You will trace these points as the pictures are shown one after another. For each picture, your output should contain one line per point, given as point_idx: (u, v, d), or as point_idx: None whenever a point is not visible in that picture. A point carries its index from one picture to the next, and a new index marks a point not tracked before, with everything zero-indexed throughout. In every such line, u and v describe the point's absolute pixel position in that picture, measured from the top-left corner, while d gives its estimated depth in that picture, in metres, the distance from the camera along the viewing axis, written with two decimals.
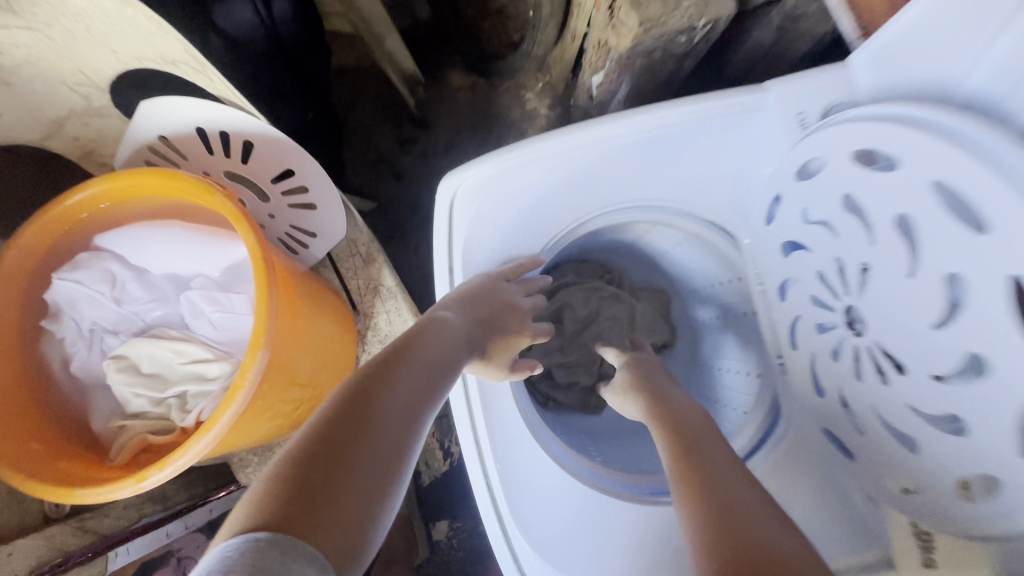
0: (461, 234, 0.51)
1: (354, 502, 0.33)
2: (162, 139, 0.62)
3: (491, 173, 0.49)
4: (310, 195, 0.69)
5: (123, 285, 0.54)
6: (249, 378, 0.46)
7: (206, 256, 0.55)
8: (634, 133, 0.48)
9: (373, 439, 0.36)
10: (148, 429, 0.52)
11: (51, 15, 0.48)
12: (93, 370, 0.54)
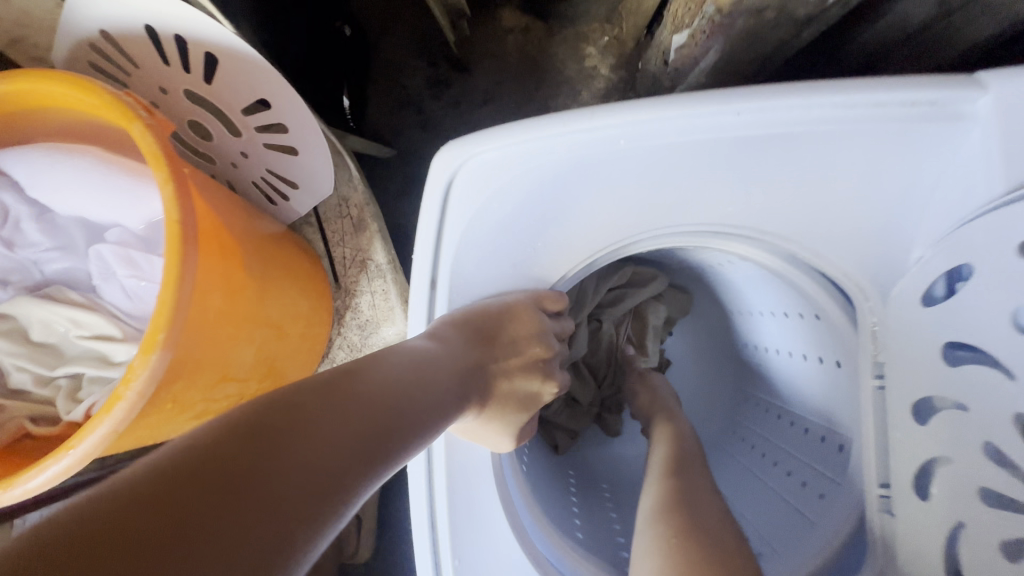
0: (450, 233, 0.34)
1: None
2: (106, 36, 0.48)
3: (506, 156, 0.32)
4: (291, 136, 0.54)
5: (16, 225, 0.41)
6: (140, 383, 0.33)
7: (127, 205, 0.42)
8: (735, 130, 0.30)
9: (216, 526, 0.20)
10: (25, 416, 0.40)
11: None
12: None
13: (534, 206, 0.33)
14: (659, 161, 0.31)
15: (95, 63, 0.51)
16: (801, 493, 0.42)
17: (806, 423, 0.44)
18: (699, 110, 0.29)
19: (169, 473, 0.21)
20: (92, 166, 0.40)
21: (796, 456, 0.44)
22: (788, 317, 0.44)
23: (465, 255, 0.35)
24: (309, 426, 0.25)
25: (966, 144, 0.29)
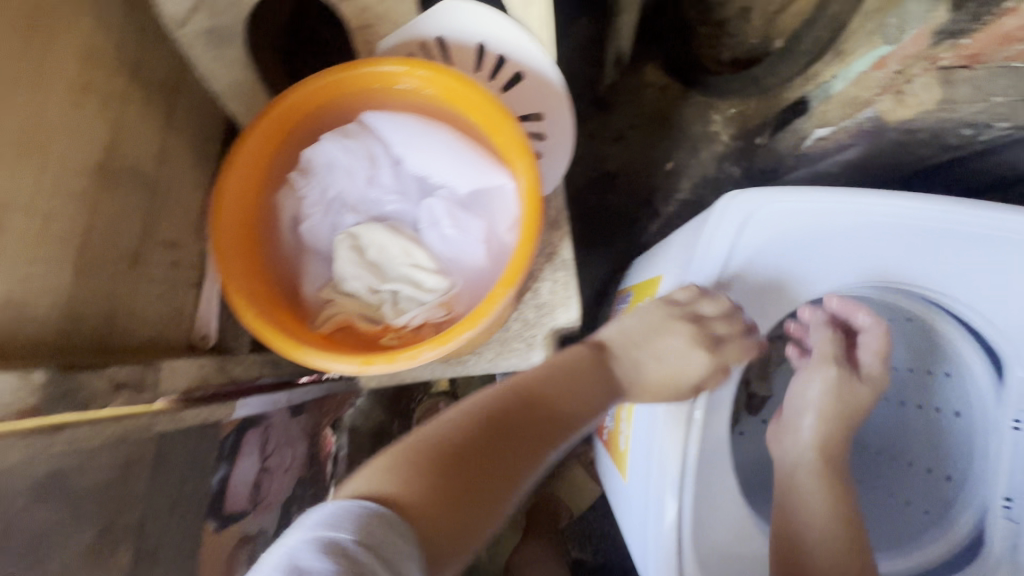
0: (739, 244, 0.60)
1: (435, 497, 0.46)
2: (439, 41, 0.61)
3: (782, 200, 0.59)
4: (544, 146, 0.65)
5: (377, 167, 0.55)
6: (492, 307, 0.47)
7: (460, 172, 0.54)
8: (901, 212, 0.59)
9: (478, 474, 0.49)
10: (355, 312, 0.53)
11: None
12: (319, 235, 0.55)
13: (784, 240, 0.61)
14: (846, 227, 0.60)
15: (413, 58, 0.63)
16: (936, 479, 0.71)
17: (927, 464, 0.72)
18: (898, 203, 0.58)
19: (426, 501, 0.45)
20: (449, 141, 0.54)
21: (924, 471, 0.72)
22: (915, 371, 0.74)
23: (742, 259, 0.61)
24: (501, 438, 0.52)
25: None
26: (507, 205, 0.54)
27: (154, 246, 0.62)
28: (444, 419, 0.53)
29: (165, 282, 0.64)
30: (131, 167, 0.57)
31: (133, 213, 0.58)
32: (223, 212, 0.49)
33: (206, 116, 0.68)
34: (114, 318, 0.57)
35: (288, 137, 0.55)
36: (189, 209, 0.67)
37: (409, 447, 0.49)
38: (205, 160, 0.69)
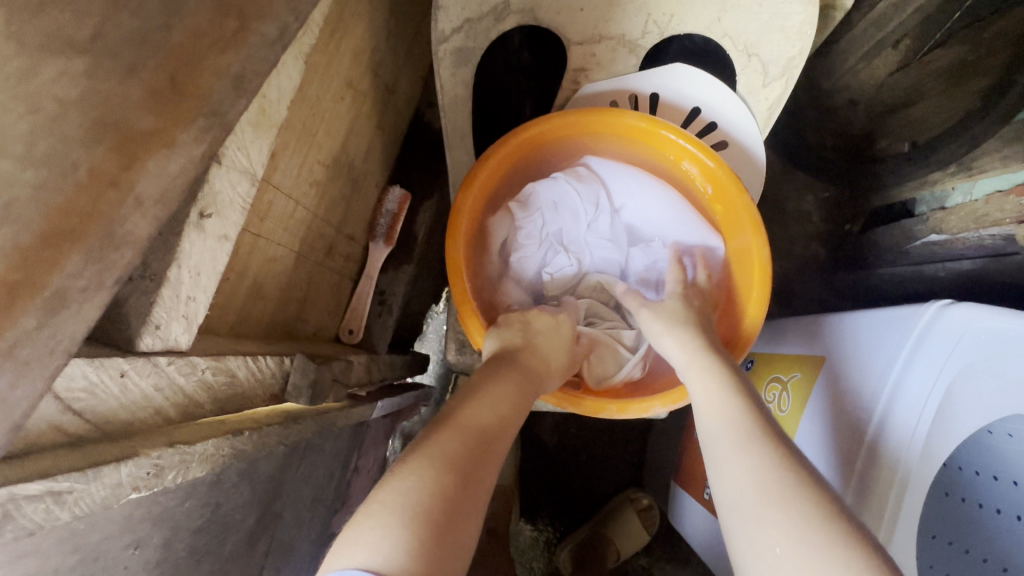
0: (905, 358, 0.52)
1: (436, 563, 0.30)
2: (653, 96, 0.61)
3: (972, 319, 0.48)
4: None
5: (599, 213, 0.59)
6: None
7: (676, 231, 0.58)
8: None
9: (456, 498, 0.34)
10: None
11: None
12: (528, 264, 0.59)
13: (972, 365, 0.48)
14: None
15: (618, 106, 0.62)
16: None
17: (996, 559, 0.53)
18: None
19: (416, 516, 0.31)
20: (672, 202, 0.58)
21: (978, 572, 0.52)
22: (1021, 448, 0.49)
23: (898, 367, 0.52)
24: (475, 475, 0.36)
25: None
26: (712, 270, 0.59)
27: (342, 239, 0.62)
28: (420, 446, 0.37)
29: (338, 274, 0.64)
30: (350, 161, 0.58)
31: (339, 203, 0.59)
32: (460, 224, 0.53)
33: (401, 119, 0.69)
34: (302, 304, 0.57)
35: (515, 159, 0.58)
36: (368, 206, 0.68)
37: (405, 503, 0.32)
38: (388, 160, 0.70)
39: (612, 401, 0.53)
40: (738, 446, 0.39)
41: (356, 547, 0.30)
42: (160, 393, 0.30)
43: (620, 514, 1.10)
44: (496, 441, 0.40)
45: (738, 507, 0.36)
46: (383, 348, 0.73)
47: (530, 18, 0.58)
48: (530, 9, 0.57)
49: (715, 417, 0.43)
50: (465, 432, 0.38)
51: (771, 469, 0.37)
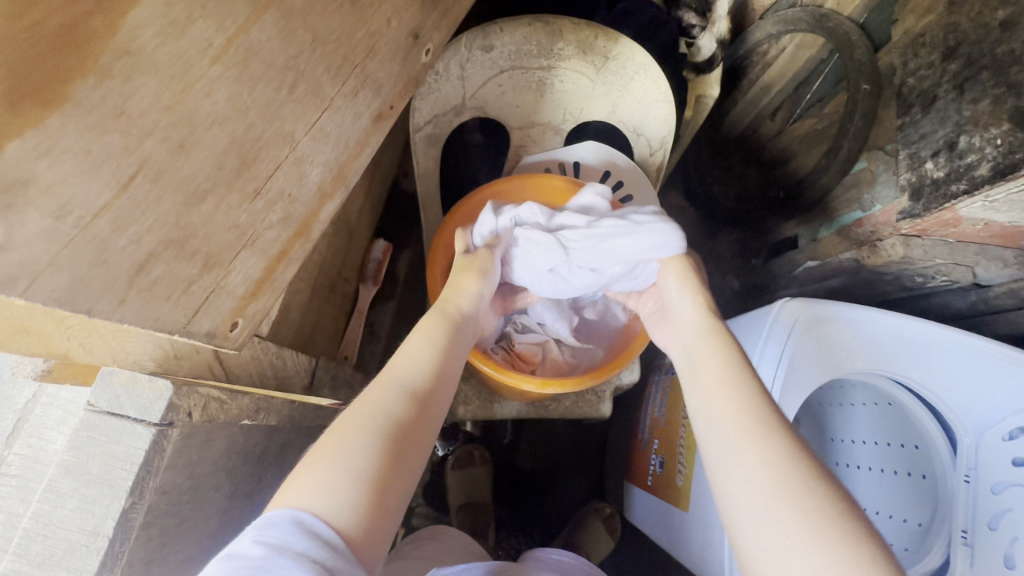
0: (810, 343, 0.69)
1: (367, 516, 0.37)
2: (574, 164, 0.81)
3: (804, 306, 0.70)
4: None
5: None
6: (631, 358, 0.68)
7: None
8: (884, 322, 0.69)
9: (388, 460, 0.41)
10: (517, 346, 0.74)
11: (612, 81, 0.75)
12: None
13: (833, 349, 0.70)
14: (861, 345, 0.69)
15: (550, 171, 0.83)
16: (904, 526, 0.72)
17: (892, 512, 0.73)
18: (890, 317, 0.68)
19: (344, 475, 0.38)
20: None
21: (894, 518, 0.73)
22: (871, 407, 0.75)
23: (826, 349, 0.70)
24: (409, 435, 0.43)
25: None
26: None
27: (341, 278, 0.79)
28: (359, 406, 0.44)
29: (339, 307, 0.80)
30: (347, 218, 0.76)
31: (338, 250, 0.75)
32: (437, 260, 0.72)
33: (384, 184, 0.88)
34: (313, 329, 0.72)
35: (487, 212, 0.78)
36: (359, 253, 0.85)
37: (343, 466, 0.39)
38: (374, 217, 0.88)
39: (557, 379, 0.68)
40: (756, 435, 0.45)
41: (303, 490, 0.37)
42: (256, 358, 0.49)
43: (586, 520, 1.22)
44: (433, 397, 0.47)
45: (756, 510, 0.41)
46: (373, 370, 0.88)
47: (480, 111, 0.79)
48: (480, 106, 0.78)
49: (728, 404, 0.48)
50: (395, 383, 0.46)
51: (786, 461, 0.42)
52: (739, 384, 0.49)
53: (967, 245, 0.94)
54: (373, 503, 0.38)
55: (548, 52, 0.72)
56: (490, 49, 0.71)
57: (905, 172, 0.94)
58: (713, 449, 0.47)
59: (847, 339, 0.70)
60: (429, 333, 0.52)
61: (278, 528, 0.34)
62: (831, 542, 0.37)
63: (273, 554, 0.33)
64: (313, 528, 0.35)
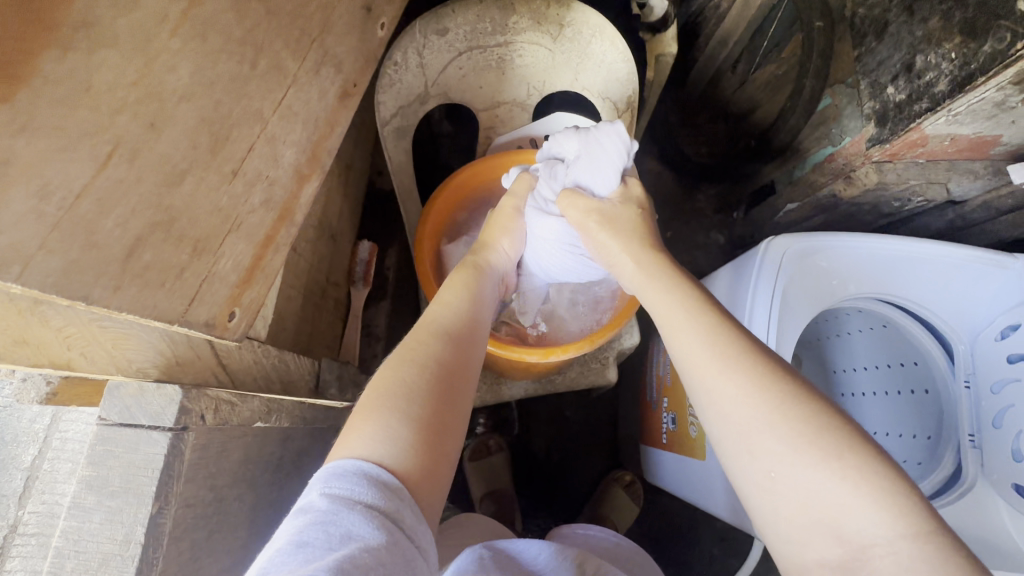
0: (799, 271, 0.70)
1: (428, 460, 0.44)
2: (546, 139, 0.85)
3: (794, 236, 0.70)
4: None
5: None
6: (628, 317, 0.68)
7: None
8: (880, 240, 0.69)
9: (443, 403, 0.47)
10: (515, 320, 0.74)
11: (570, 49, 0.75)
12: None
13: (828, 277, 0.71)
14: (854, 266, 0.71)
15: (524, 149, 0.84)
16: (917, 440, 0.74)
17: (907, 431, 0.74)
18: (884, 240, 0.69)
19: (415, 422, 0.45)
20: None
21: (903, 435, 0.74)
22: (866, 330, 0.78)
23: (819, 279, 0.71)
24: (454, 382, 0.50)
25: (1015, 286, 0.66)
26: None
27: (331, 283, 0.79)
28: (403, 360, 0.49)
29: (333, 313, 0.81)
30: (328, 222, 0.76)
31: (325, 254, 0.76)
32: (422, 248, 0.71)
33: (361, 187, 0.88)
34: (311, 335, 0.72)
35: (472, 186, 0.78)
36: (345, 257, 0.85)
37: (404, 414, 0.45)
38: (355, 221, 0.88)
39: (557, 347, 0.68)
40: (717, 371, 0.43)
41: (354, 456, 0.41)
42: (259, 362, 0.49)
43: (605, 491, 1.25)
44: (470, 342, 0.54)
45: (739, 441, 0.40)
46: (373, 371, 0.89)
47: (446, 96, 0.79)
48: (445, 91, 0.78)
49: (690, 349, 0.45)
50: (427, 334, 0.53)
51: (752, 397, 0.40)
52: (698, 317, 0.47)
53: (936, 163, 0.96)
54: (434, 445, 0.45)
55: (503, 28, 0.72)
56: (446, 32, 0.70)
57: (869, 103, 0.95)
58: (693, 376, 0.44)
59: (844, 266, 0.71)
60: (462, 287, 0.59)
61: (338, 477, 0.39)
62: (829, 471, 0.37)
63: (340, 514, 0.37)
64: (384, 481, 0.40)
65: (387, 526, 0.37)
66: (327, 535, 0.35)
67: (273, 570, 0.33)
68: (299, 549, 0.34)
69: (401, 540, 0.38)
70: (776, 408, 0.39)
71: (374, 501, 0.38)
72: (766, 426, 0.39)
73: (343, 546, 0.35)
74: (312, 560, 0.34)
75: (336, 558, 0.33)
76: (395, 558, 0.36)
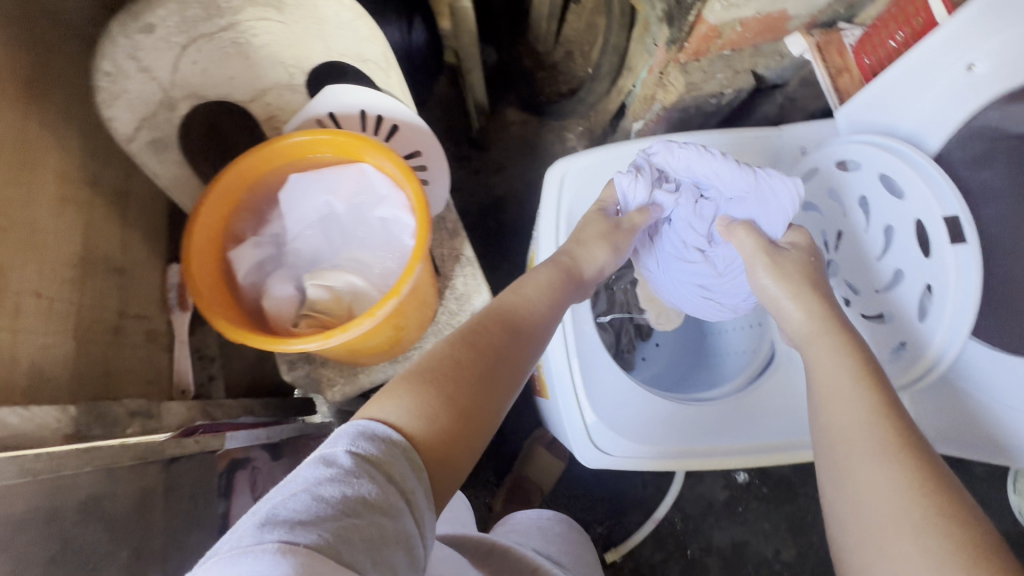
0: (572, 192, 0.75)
1: (450, 434, 0.56)
2: (331, 115, 0.82)
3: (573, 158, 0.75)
4: (428, 172, 0.88)
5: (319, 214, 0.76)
6: (409, 281, 0.65)
7: (371, 206, 0.76)
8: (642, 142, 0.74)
9: (477, 386, 0.60)
10: (312, 310, 0.71)
11: (302, 15, 0.69)
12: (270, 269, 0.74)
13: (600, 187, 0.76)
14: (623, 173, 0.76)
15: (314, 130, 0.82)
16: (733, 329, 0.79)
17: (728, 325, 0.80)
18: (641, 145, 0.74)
19: (450, 408, 0.57)
20: (357, 177, 0.75)
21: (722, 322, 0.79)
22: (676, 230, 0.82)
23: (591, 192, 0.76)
24: (491, 376, 0.62)
25: (775, 154, 0.74)
26: (406, 227, 0.74)
27: (130, 319, 0.75)
28: (442, 345, 0.63)
29: (143, 348, 0.77)
30: (103, 256, 0.71)
31: (110, 290, 0.72)
32: (192, 263, 0.66)
33: (154, 211, 0.84)
34: (108, 376, 0.69)
35: (271, 167, 0.74)
36: (152, 287, 0.81)
37: (438, 393, 0.58)
38: (158, 247, 0.84)
39: (337, 329, 0.66)
40: (880, 455, 0.52)
41: (393, 412, 0.55)
42: None
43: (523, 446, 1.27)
44: (527, 339, 0.67)
45: (870, 530, 0.50)
46: (219, 395, 0.88)
47: (197, 96, 0.75)
48: (192, 91, 0.73)
49: (846, 426, 0.56)
50: (493, 320, 0.66)
51: (907, 487, 0.49)
52: (863, 395, 0.57)
53: (741, 51, 0.92)
54: (460, 427, 0.57)
55: (218, 10, 0.66)
56: (153, 29, 0.65)
57: (658, 6, 0.92)
58: (831, 459, 0.57)
59: (630, 174, 0.75)
60: (544, 285, 0.71)
61: (357, 433, 0.51)
62: (936, 545, 0.46)
63: (346, 469, 0.46)
64: (393, 440, 0.52)
65: (385, 502, 0.46)
66: (337, 483, 0.45)
67: (288, 511, 0.41)
68: (317, 501, 0.43)
69: (395, 513, 0.47)
70: (919, 489, 0.49)
71: (371, 450, 0.49)
72: (922, 512, 0.48)
73: (337, 499, 0.44)
74: (310, 504, 0.42)
75: (343, 513, 0.43)
76: (393, 531, 0.45)
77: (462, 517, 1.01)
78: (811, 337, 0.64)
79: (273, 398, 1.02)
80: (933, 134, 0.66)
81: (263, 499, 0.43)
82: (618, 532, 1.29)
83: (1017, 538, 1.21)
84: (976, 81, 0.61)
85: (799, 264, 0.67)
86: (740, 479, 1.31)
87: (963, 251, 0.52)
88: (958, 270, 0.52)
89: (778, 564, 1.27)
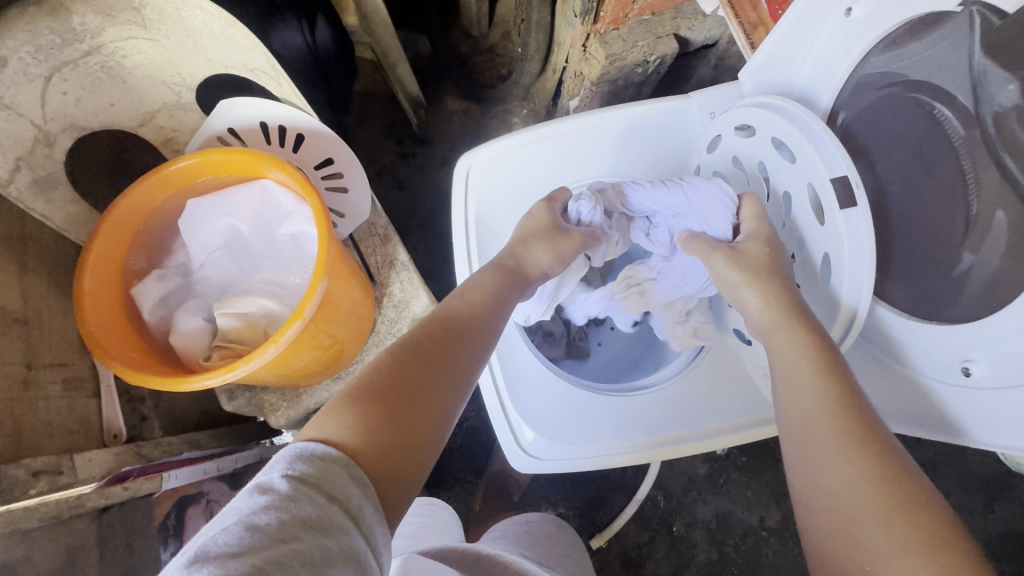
0: (482, 186, 0.73)
1: (393, 444, 0.49)
2: (231, 130, 0.78)
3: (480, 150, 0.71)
4: (345, 179, 0.85)
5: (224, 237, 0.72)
6: (311, 300, 0.61)
7: (277, 222, 0.72)
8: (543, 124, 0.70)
9: (422, 392, 0.54)
10: (224, 340, 0.67)
11: (170, 29, 0.66)
12: (175, 300, 0.71)
13: (509, 180, 0.74)
14: (530, 162, 0.73)
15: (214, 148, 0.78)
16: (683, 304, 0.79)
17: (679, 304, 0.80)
18: (543, 130, 0.71)
19: (393, 417, 0.51)
20: (257, 193, 0.71)
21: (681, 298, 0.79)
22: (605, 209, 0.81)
23: (502, 186, 0.74)
24: (437, 379, 0.56)
25: (683, 125, 0.72)
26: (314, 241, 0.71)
27: (42, 369, 0.71)
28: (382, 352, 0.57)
29: (63, 398, 0.73)
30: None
31: (13, 343, 0.68)
32: (86, 307, 0.61)
33: (59, 252, 0.80)
34: (19, 434, 0.64)
35: (165, 196, 0.70)
36: (66, 333, 0.77)
37: (378, 402, 0.51)
38: (69, 290, 0.80)
39: (242, 359, 0.61)
40: (840, 446, 0.49)
41: (326, 427, 0.48)
42: None
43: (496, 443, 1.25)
44: (476, 342, 0.62)
45: (841, 520, 0.47)
46: (158, 434, 0.85)
47: (76, 127, 0.69)
48: (69, 122, 0.68)
49: (805, 414, 0.53)
50: (438, 322, 0.61)
51: (868, 479, 0.47)
52: (821, 376, 0.54)
53: (660, 14, 0.90)
54: (405, 438, 0.51)
55: (75, 34, 0.62)
56: (7, 61, 0.59)
57: None
58: (792, 450, 0.53)
59: (538, 162, 0.73)
60: (490, 289, 0.66)
61: (288, 454, 0.44)
62: (902, 532, 0.43)
63: (278, 492, 0.40)
64: (326, 455, 0.45)
65: (326, 521, 0.40)
66: (265, 512, 0.38)
67: (218, 546, 0.35)
68: (249, 531, 0.37)
69: (343, 534, 0.40)
70: (878, 478, 0.46)
71: (306, 467, 0.43)
72: (881, 499, 0.45)
73: (265, 525, 0.37)
74: (235, 537, 0.36)
75: (275, 543, 0.36)
76: (343, 551, 0.39)
77: (446, 528, 0.94)
78: (772, 327, 0.59)
79: (224, 427, 0.99)
80: (823, 89, 0.61)
81: (195, 536, 0.37)
82: (602, 517, 1.28)
83: (996, 479, 1.22)
84: (854, 27, 0.56)
85: (760, 254, 0.61)
86: (719, 451, 1.30)
87: (853, 215, 0.51)
88: (848, 236, 0.51)
89: (765, 531, 1.26)
